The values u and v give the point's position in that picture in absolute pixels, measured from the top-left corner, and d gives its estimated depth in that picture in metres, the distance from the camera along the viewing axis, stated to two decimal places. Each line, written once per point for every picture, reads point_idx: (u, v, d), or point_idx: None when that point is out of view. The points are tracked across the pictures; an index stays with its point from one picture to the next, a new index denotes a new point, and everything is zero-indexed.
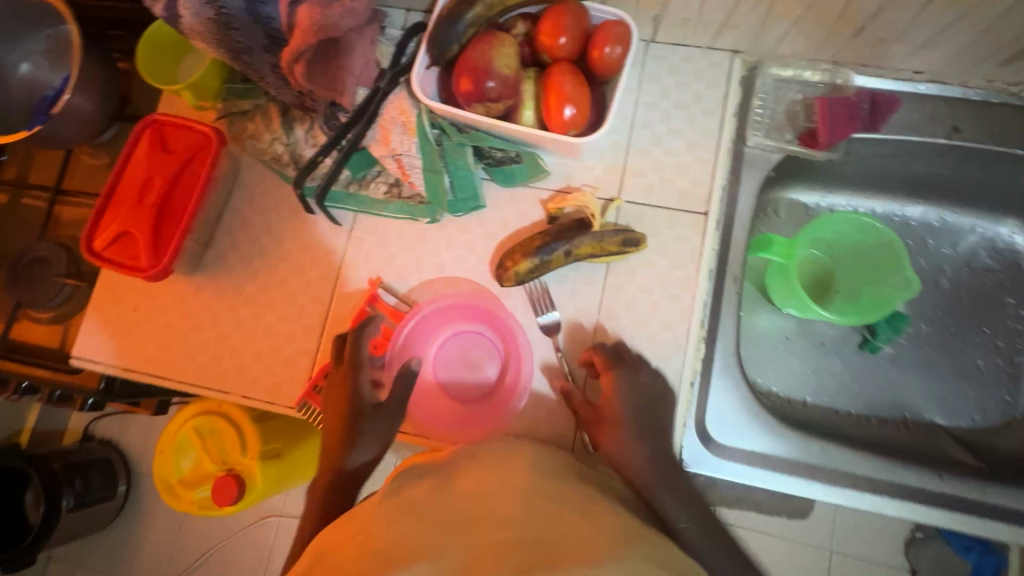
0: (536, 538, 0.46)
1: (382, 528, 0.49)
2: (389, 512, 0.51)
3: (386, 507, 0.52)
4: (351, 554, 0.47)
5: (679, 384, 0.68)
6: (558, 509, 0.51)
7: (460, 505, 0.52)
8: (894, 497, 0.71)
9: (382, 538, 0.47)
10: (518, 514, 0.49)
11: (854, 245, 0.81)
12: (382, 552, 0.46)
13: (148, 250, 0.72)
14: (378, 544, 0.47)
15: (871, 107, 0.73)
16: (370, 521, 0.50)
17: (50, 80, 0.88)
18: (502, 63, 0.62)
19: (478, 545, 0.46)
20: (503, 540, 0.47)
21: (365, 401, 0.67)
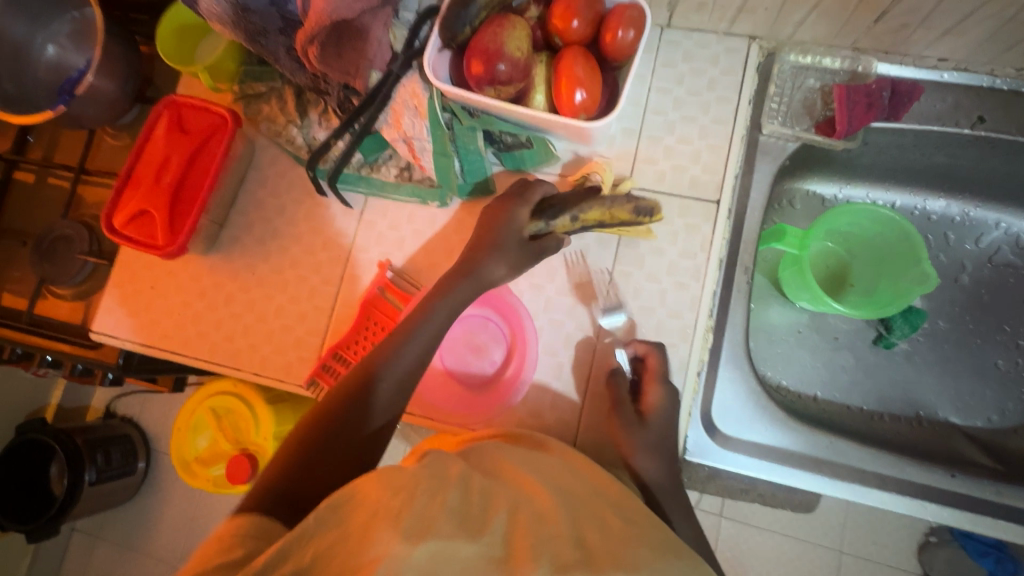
0: (575, 539, 0.45)
1: (424, 494, 0.46)
2: (433, 481, 0.48)
3: (425, 472, 0.49)
4: (390, 509, 0.44)
5: (684, 374, 0.68)
6: (592, 514, 0.50)
7: (499, 490, 0.50)
8: (905, 494, 0.70)
9: (424, 505, 0.44)
10: (558, 512, 0.48)
11: (870, 239, 0.79)
12: (425, 522, 0.43)
13: (165, 229, 0.74)
14: (420, 511, 0.44)
15: (891, 95, 0.71)
16: (410, 483, 0.47)
17: (76, 63, 0.90)
18: (513, 46, 0.62)
19: (520, 536, 0.45)
20: (543, 535, 0.45)
21: (384, 373, 0.62)
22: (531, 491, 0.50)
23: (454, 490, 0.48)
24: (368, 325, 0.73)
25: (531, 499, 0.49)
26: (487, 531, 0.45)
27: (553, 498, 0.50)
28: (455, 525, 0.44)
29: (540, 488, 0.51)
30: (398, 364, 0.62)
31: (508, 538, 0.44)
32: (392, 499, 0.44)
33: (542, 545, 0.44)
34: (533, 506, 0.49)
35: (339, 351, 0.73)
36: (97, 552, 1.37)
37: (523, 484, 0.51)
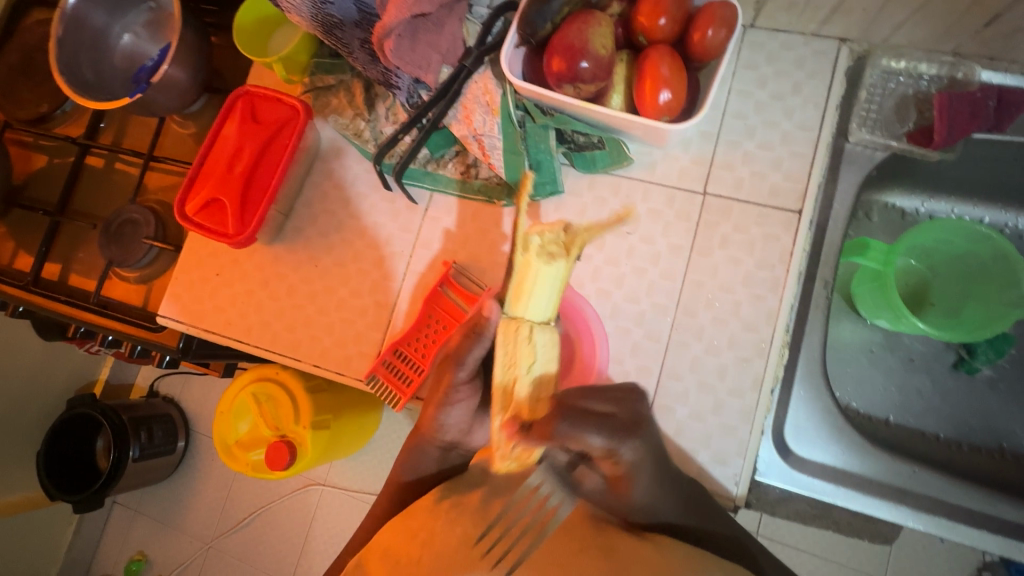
0: (604, 546, 0.52)
1: (444, 524, 0.57)
2: (452, 516, 0.58)
3: (446, 503, 0.61)
4: (412, 556, 0.55)
5: (758, 391, 0.65)
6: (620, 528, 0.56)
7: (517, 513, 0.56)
8: (994, 531, 0.66)
9: (443, 541, 0.55)
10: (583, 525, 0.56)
11: (960, 257, 0.74)
12: (443, 554, 0.53)
13: (236, 218, 0.75)
14: (438, 545, 0.54)
15: (998, 105, 0.66)
16: (431, 522, 0.58)
17: (150, 51, 0.92)
18: (599, 44, 0.60)
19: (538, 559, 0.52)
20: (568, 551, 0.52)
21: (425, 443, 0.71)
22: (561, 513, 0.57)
23: (472, 517, 0.57)
24: (431, 322, 0.72)
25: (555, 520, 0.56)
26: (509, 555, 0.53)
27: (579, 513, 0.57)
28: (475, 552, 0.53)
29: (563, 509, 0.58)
30: (431, 429, 0.70)
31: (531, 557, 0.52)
32: (412, 547, 0.56)
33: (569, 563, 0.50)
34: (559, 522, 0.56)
35: (400, 348, 0.72)
36: (135, 527, 1.41)
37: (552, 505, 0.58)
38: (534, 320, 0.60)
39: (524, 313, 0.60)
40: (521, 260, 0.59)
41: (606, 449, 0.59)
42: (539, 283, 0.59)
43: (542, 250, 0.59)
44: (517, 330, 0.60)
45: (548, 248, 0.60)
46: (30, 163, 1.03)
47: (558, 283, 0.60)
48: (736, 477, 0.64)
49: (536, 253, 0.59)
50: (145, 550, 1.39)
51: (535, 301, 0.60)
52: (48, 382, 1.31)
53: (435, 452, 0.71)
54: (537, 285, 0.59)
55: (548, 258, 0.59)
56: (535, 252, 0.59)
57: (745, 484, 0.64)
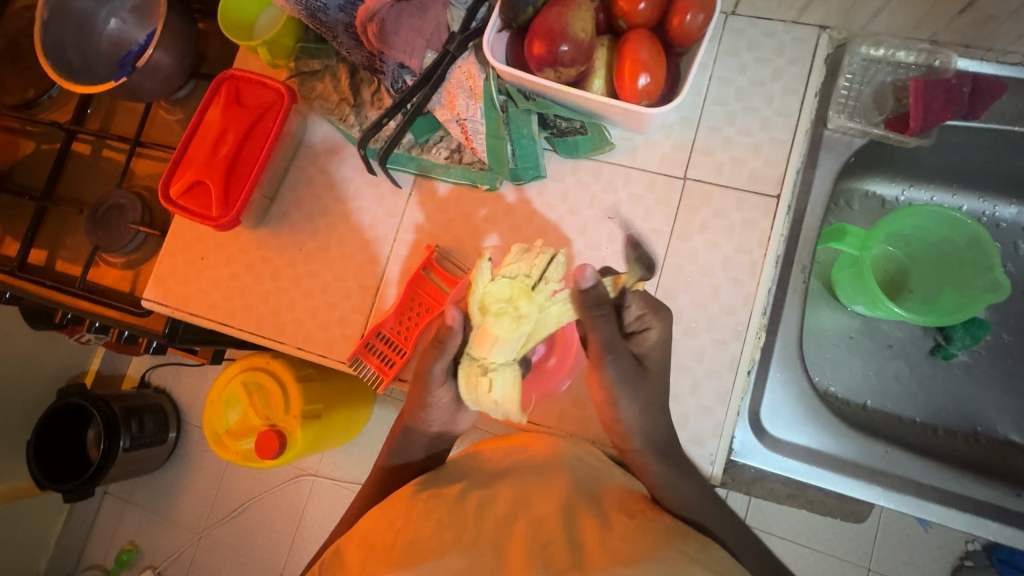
0: (575, 542, 0.52)
1: (421, 515, 0.56)
2: (428, 506, 0.57)
3: (426, 494, 0.60)
4: (386, 541, 0.54)
5: (735, 372, 0.66)
6: (592, 519, 0.56)
7: (496, 506, 0.58)
8: (965, 510, 0.67)
9: (418, 531, 0.53)
10: (555, 517, 0.55)
11: (936, 242, 0.75)
12: (417, 539, 0.53)
13: (219, 201, 0.75)
14: (414, 532, 0.54)
15: (972, 92, 0.67)
16: (410, 509, 0.57)
17: (136, 36, 0.92)
18: (578, 27, 0.60)
19: (512, 547, 0.52)
20: (538, 542, 0.52)
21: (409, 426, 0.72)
22: (537, 500, 0.59)
23: (448, 509, 0.57)
24: (414, 306, 0.73)
25: (532, 508, 0.58)
26: (482, 543, 0.53)
27: (552, 503, 0.58)
28: (451, 540, 0.52)
29: (540, 499, 0.59)
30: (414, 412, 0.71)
31: (504, 545, 0.53)
32: (388, 534, 0.54)
33: (537, 553, 0.51)
34: (532, 515, 0.57)
35: (383, 331, 0.73)
36: (126, 517, 1.41)
37: (533, 495, 0.60)
38: (496, 367, 0.61)
39: (485, 358, 0.61)
40: (482, 319, 0.60)
41: (641, 317, 0.64)
42: (509, 343, 0.60)
43: (512, 309, 0.60)
44: (478, 378, 0.61)
45: (514, 310, 0.60)
46: (17, 149, 1.02)
47: (523, 336, 0.60)
48: (712, 457, 0.65)
49: (499, 316, 0.60)
50: (135, 540, 1.39)
51: (508, 354, 0.61)
52: (36, 371, 1.31)
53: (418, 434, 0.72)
54: (500, 342, 0.60)
55: (517, 322, 0.60)
56: (499, 314, 0.60)
57: (720, 465, 0.65)
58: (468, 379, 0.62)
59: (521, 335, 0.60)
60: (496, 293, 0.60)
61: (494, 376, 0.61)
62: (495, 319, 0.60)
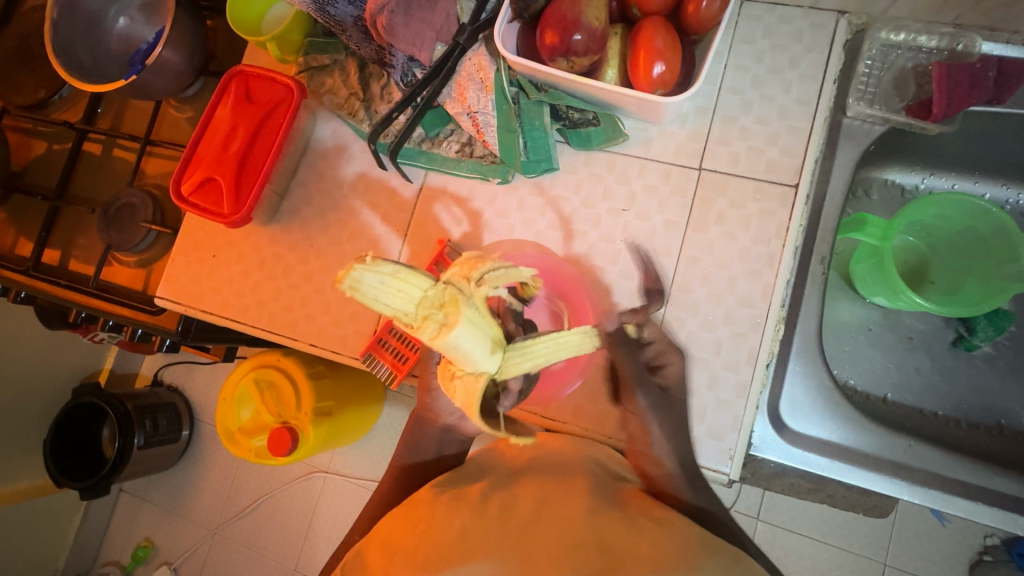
0: (601, 543, 0.50)
1: (442, 520, 0.55)
2: (449, 509, 0.57)
3: (445, 496, 0.60)
4: (408, 547, 0.53)
5: (753, 365, 0.65)
6: (615, 515, 0.54)
7: (518, 505, 0.57)
8: (992, 504, 0.65)
9: (442, 535, 0.54)
10: (578, 517, 0.53)
11: (959, 231, 0.74)
12: (439, 547, 0.52)
13: (231, 198, 0.75)
14: (435, 540, 0.53)
15: (998, 76, 0.65)
16: (429, 513, 0.57)
17: (145, 34, 0.92)
18: (592, 15, 0.59)
19: (535, 548, 0.51)
20: (561, 544, 0.51)
21: (423, 422, 0.72)
22: (558, 496, 0.57)
23: (469, 513, 0.56)
24: None
25: (553, 505, 0.56)
26: (505, 547, 0.52)
27: (574, 503, 0.55)
28: (474, 546, 0.52)
29: (561, 497, 0.56)
30: (427, 408, 0.70)
31: (528, 547, 0.51)
32: (411, 537, 0.54)
33: (564, 558, 0.49)
34: (554, 515, 0.54)
35: (395, 327, 0.73)
36: (141, 514, 1.42)
37: (554, 491, 0.57)
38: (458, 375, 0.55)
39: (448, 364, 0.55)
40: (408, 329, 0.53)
41: (663, 353, 0.64)
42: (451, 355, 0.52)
43: (438, 318, 0.51)
44: (446, 380, 0.56)
45: (440, 320, 0.51)
46: (29, 150, 1.03)
47: (461, 348, 0.51)
48: (731, 451, 0.64)
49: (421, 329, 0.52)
50: (151, 537, 1.40)
51: (462, 364, 0.53)
52: (52, 370, 1.32)
53: (431, 431, 0.71)
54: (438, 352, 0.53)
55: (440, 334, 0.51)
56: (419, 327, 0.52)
57: (739, 459, 0.64)
58: (440, 379, 0.58)
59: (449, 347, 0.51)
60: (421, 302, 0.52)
61: (455, 381, 0.55)
62: (421, 332, 0.52)
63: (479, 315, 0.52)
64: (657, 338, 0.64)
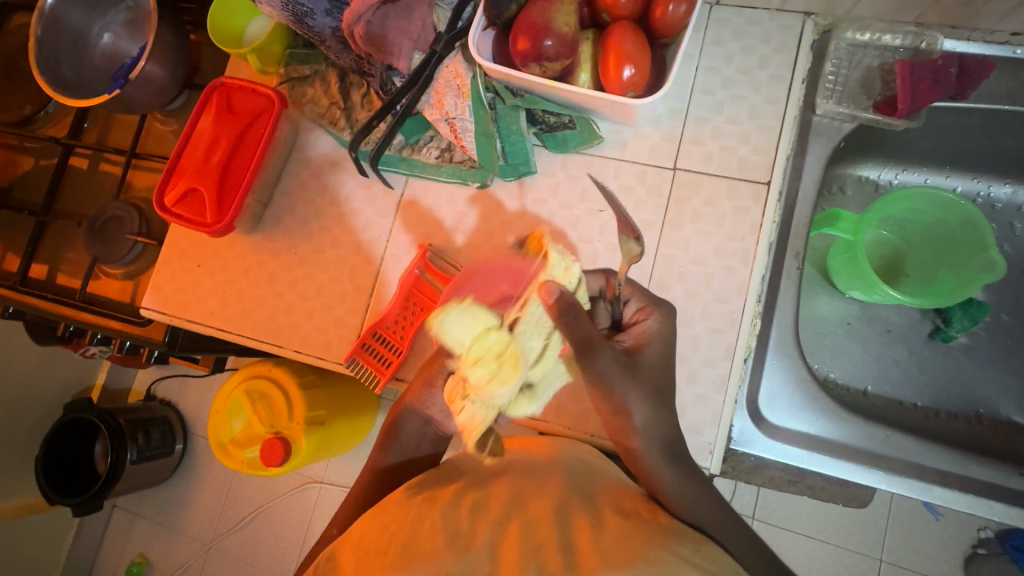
0: (567, 544, 0.50)
1: (413, 520, 0.54)
2: (423, 510, 0.55)
3: (417, 498, 0.59)
4: (377, 547, 0.52)
5: (730, 360, 0.66)
6: (585, 518, 0.54)
7: (491, 507, 0.57)
8: (969, 492, 0.66)
9: (410, 535, 0.52)
10: (549, 519, 0.54)
11: (931, 225, 0.76)
12: (406, 544, 0.51)
13: (214, 208, 0.76)
14: (403, 539, 0.52)
15: (960, 72, 0.68)
16: (400, 515, 0.55)
17: (129, 49, 0.93)
18: (562, 21, 0.60)
19: (504, 548, 0.50)
20: (530, 545, 0.50)
21: (409, 422, 0.71)
22: (530, 502, 0.57)
23: (440, 513, 0.55)
24: (410, 304, 0.74)
25: (524, 509, 0.56)
26: (476, 548, 0.51)
27: (546, 505, 0.56)
28: (445, 544, 0.51)
29: (534, 502, 0.57)
30: (415, 411, 0.70)
31: (498, 546, 0.51)
32: (380, 539, 0.53)
33: (530, 556, 0.49)
34: (526, 517, 0.55)
35: (380, 331, 0.74)
36: (134, 529, 1.41)
37: (527, 497, 0.58)
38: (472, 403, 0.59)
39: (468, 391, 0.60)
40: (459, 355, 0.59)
41: (641, 309, 0.64)
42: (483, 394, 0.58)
43: (492, 365, 0.57)
44: (456, 400, 0.61)
45: (492, 370, 0.57)
46: (16, 166, 1.04)
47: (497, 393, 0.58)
48: (710, 446, 0.65)
49: (474, 365, 0.58)
50: (144, 553, 1.39)
51: (485, 401, 0.58)
52: (42, 386, 1.32)
53: (417, 432, 0.71)
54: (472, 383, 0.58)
55: (491, 377, 0.57)
56: (473, 361, 0.58)
57: (719, 453, 0.65)
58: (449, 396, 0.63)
59: (489, 387, 0.57)
60: (487, 343, 0.58)
61: (468, 402, 0.59)
62: (472, 370, 0.57)
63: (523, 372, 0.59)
64: (630, 294, 0.65)
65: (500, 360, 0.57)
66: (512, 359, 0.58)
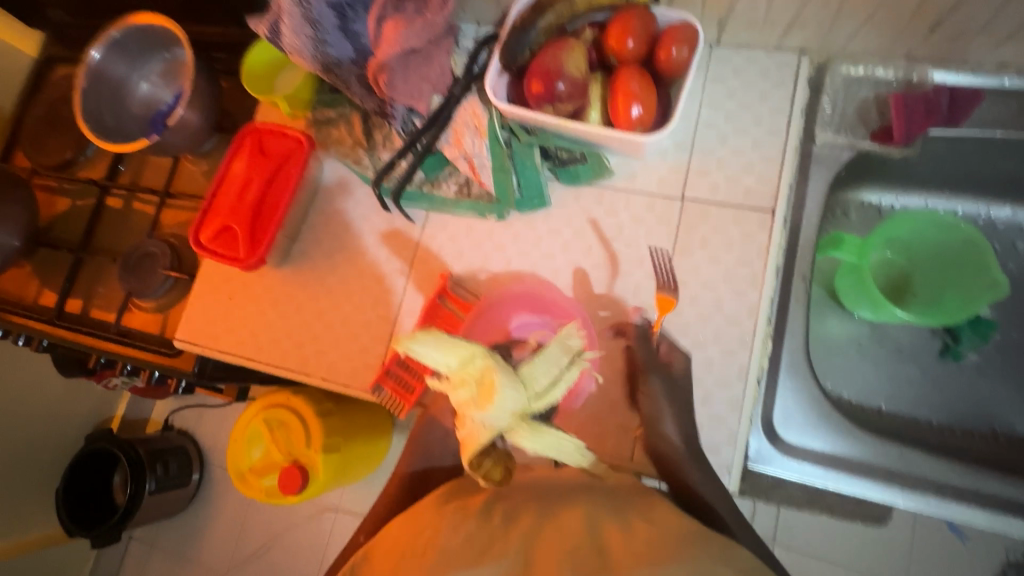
0: (599, 545, 0.52)
1: (448, 529, 0.56)
2: (457, 517, 0.58)
3: (450, 506, 0.61)
4: (418, 552, 0.54)
5: (745, 381, 0.68)
6: (615, 522, 0.55)
7: (521, 516, 0.58)
8: (988, 508, 0.67)
9: (448, 542, 0.55)
10: (579, 521, 0.55)
11: (931, 243, 0.78)
12: (443, 554, 0.53)
13: (246, 244, 0.81)
14: (441, 547, 0.54)
15: (951, 102, 0.71)
16: (436, 522, 0.58)
17: (163, 96, 0.99)
18: (573, 66, 0.65)
19: (537, 551, 0.52)
20: (564, 547, 0.52)
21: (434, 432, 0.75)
22: (559, 509, 0.58)
23: (475, 519, 0.57)
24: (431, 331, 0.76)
25: (555, 516, 0.57)
26: (510, 553, 0.53)
27: (575, 509, 0.57)
28: (480, 551, 0.53)
29: (564, 509, 0.58)
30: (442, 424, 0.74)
31: (531, 550, 0.53)
32: (418, 541, 0.56)
33: (564, 556, 0.50)
34: (556, 521, 0.56)
35: (403, 357, 0.76)
36: (152, 560, 1.42)
37: (557, 507, 0.59)
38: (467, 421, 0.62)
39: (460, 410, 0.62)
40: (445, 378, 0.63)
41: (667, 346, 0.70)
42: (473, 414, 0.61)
43: (473, 388, 0.61)
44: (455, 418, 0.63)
45: (473, 394, 0.61)
46: (54, 207, 1.09)
47: (486, 412, 0.60)
48: (729, 467, 0.66)
49: (458, 385, 0.62)
50: None
51: (474, 419, 0.61)
52: (68, 418, 1.36)
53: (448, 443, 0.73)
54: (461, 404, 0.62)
55: (479, 399, 0.61)
56: (458, 381, 0.62)
57: (737, 473, 0.66)
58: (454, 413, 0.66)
59: (479, 408, 0.61)
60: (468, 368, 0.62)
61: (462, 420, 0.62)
62: (455, 390, 0.62)
63: (512, 394, 0.61)
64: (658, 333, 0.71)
65: (484, 385, 0.61)
66: (494, 383, 0.60)
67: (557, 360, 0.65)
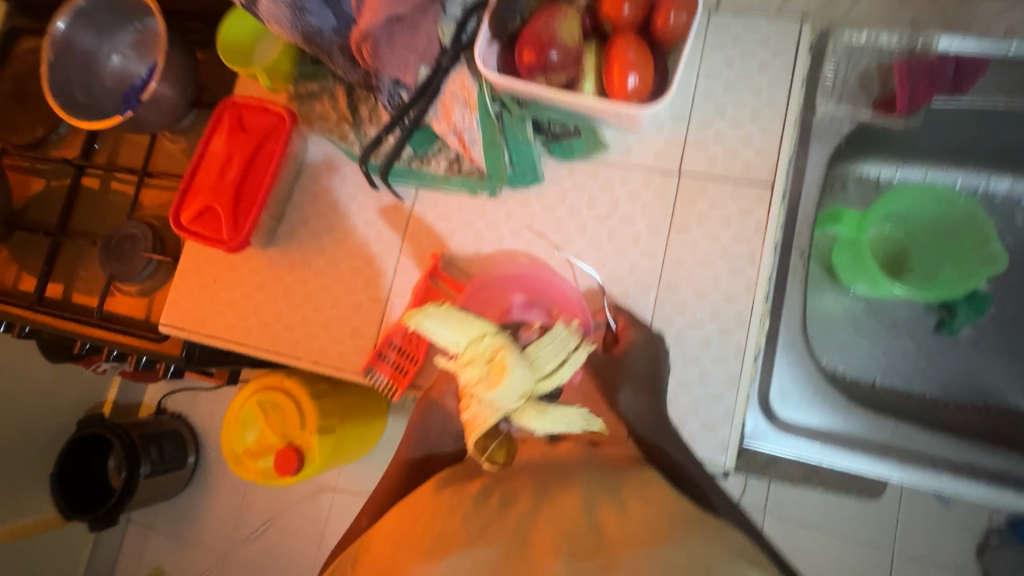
0: (596, 527, 0.51)
1: (444, 513, 0.55)
2: (455, 501, 0.57)
3: (446, 489, 0.60)
4: (414, 535, 0.54)
5: (741, 358, 0.67)
6: (612, 504, 0.55)
7: (518, 497, 0.57)
8: (980, 480, 0.67)
9: (445, 523, 0.53)
10: (576, 503, 0.54)
11: (928, 219, 0.79)
12: (439, 535, 0.52)
13: (229, 224, 0.78)
14: (438, 529, 0.53)
15: (956, 70, 0.69)
16: (433, 506, 0.57)
17: (136, 70, 0.94)
18: (566, 34, 0.62)
19: (535, 534, 0.52)
20: (561, 528, 0.51)
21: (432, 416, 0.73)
22: (556, 489, 0.57)
23: (472, 502, 0.56)
24: None
25: (552, 498, 0.56)
26: (508, 535, 0.52)
27: (573, 490, 0.57)
28: (478, 532, 0.52)
29: (560, 489, 0.57)
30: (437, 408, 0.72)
31: (528, 533, 0.52)
32: (415, 525, 0.55)
33: (561, 538, 0.50)
34: (553, 502, 0.56)
35: (395, 340, 0.75)
36: (150, 542, 1.42)
37: (553, 487, 0.58)
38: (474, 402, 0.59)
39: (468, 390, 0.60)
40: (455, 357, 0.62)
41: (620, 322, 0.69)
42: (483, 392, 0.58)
43: (484, 367, 0.59)
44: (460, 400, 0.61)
45: (484, 373, 0.59)
46: (28, 188, 1.05)
47: (498, 390, 0.58)
48: (725, 444, 0.66)
49: (468, 362, 0.60)
50: (161, 565, 1.40)
51: (483, 396, 0.59)
52: (57, 404, 1.34)
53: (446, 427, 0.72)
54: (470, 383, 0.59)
55: (491, 377, 0.58)
56: (469, 359, 0.60)
57: (733, 449, 0.66)
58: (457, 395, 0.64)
59: (489, 386, 0.58)
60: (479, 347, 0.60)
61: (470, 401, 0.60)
62: (464, 369, 0.59)
63: (523, 373, 0.59)
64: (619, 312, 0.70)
65: (497, 363, 0.59)
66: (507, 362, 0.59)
67: (566, 342, 0.64)
